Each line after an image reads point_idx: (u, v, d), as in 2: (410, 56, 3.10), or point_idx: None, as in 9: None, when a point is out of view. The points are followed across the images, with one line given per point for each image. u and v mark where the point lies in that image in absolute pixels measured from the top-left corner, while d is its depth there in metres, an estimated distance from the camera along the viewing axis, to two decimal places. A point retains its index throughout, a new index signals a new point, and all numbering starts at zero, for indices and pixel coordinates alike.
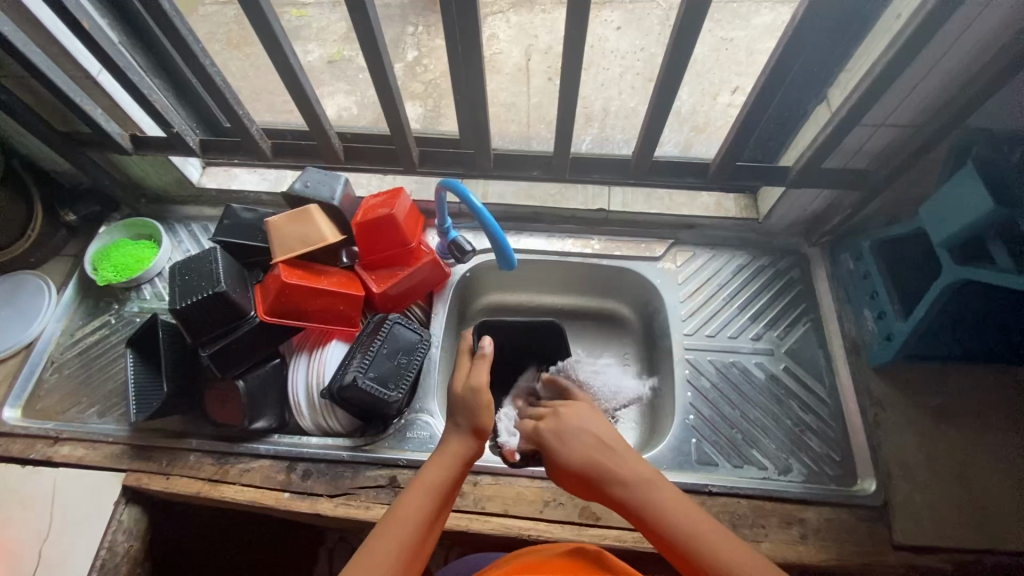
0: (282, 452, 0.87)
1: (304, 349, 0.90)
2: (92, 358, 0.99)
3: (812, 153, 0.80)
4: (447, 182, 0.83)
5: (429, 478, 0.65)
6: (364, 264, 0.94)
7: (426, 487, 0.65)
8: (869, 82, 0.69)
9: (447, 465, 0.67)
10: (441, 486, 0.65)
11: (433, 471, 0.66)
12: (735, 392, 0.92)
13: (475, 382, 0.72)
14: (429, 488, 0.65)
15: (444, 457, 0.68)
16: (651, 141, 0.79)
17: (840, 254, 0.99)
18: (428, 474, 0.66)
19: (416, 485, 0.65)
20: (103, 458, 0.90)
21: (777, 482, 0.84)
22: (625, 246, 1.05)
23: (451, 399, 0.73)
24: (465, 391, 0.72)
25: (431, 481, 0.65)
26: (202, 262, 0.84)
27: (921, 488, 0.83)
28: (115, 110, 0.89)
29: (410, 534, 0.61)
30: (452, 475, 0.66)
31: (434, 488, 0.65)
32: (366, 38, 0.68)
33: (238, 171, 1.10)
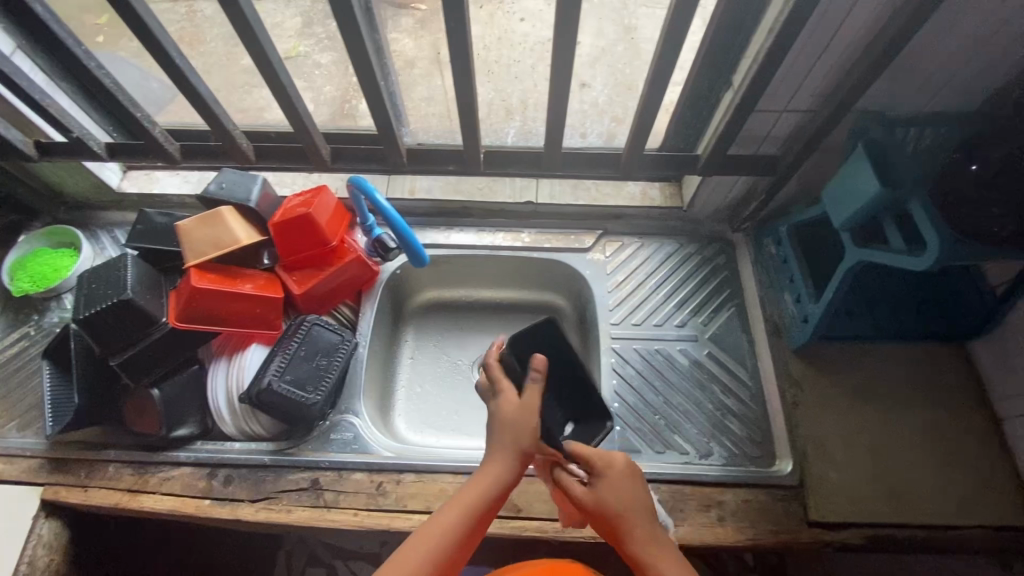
0: (203, 459, 0.86)
1: (224, 354, 0.89)
2: (11, 370, 0.97)
3: (716, 141, 0.81)
4: (355, 179, 0.83)
5: (471, 496, 0.63)
6: (283, 265, 0.92)
7: (466, 502, 0.63)
8: (758, 68, 0.70)
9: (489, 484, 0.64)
10: (481, 502, 0.63)
11: (475, 487, 0.64)
12: (659, 379, 0.93)
13: (524, 398, 0.67)
14: (468, 505, 0.63)
15: (490, 471, 0.64)
16: (556, 131, 0.79)
17: (763, 239, 1.01)
18: (470, 491, 0.63)
19: (454, 501, 0.63)
20: (20, 473, 0.87)
21: (698, 466, 0.86)
22: (555, 239, 1.05)
23: (501, 418, 0.66)
24: (516, 410, 0.66)
25: (469, 497, 0.63)
26: (111, 270, 0.83)
27: (835, 467, 0.85)
28: (15, 116, 0.87)
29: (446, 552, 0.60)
30: (490, 494, 0.63)
31: (473, 505, 0.63)
32: (248, 35, 0.67)
33: (159, 175, 1.08)
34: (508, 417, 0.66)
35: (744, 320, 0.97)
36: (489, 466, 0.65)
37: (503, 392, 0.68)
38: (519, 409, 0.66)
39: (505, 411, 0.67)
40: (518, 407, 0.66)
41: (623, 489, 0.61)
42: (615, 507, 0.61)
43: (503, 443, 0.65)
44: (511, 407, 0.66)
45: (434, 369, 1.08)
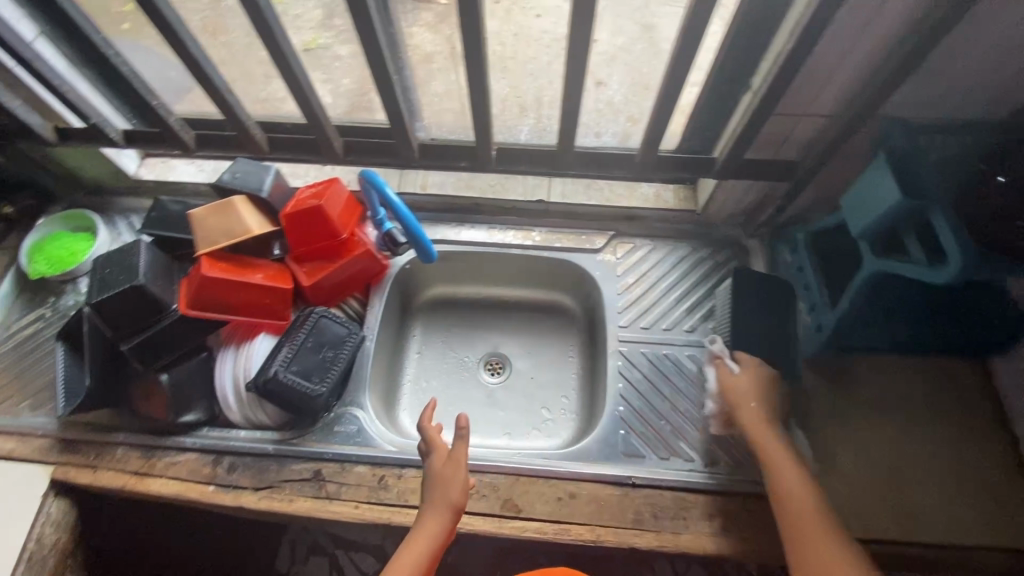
0: (209, 446, 0.87)
1: (232, 343, 0.89)
2: (27, 350, 0.99)
3: (733, 144, 0.79)
4: (366, 174, 0.83)
5: (413, 551, 0.69)
6: (294, 256, 0.93)
7: (411, 558, 0.69)
8: (778, 70, 0.68)
9: (423, 546, 0.70)
10: (424, 556, 0.69)
11: (415, 541, 0.70)
12: (666, 384, 0.92)
13: (450, 455, 0.74)
14: (411, 565, 0.68)
15: (427, 527, 0.71)
16: (570, 130, 0.78)
17: (778, 246, 0.99)
18: (411, 549, 0.69)
19: (396, 564, 0.69)
20: (31, 451, 0.89)
21: (702, 474, 0.84)
22: (566, 238, 1.05)
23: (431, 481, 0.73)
24: (443, 471, 0.73)
25: (411, 556, 0.69)
26: (124, 255, 0.84)
27: (845, 480, 0.83)
28: (36, 101, 0.89)
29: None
30: (425, 556, 0.69)
31: (418, 561, 0.69)
32: (262, 25, 0.68)
33: (175, 162, 1.09)
34: (438, 474, 0.73)
35: (789, 300, 0.90)
36: (428, 523, 0.71)
37: (433, 450, 0.75)
38: (446, 468, 0.73)
39: (436, 468, 0.73)
40: (445, 466, 0.73)
41: (748, 393, 0.83)
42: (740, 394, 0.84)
43: (435, 503, 0.72)
44: (442, 467, 0.73)
45: (440, 365, 1.08)
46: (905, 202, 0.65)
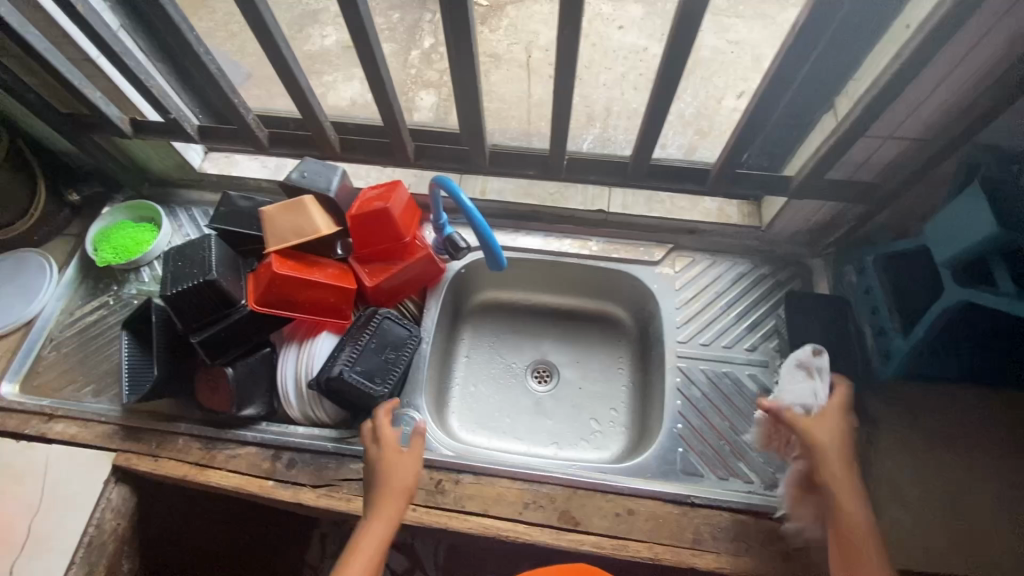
0: (269, 440, 0.88)
1: (295, 340, 0.91)
2: (90, 337, 1.01)
3: (815, 164, 0.78)
4: (439, 179, 0.83)
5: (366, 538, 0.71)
6: (357, 257, 0.94)
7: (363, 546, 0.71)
8: (875, 92, 0.66)
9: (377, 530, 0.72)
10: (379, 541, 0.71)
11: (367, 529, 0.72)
12: (726, 403, 0.91)
13: (396, 445, 0.79)
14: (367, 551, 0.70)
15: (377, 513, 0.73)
16: (648, 144, 0.78)
17: (843, 267, 0.97)
18: (369, 536, 0.71)
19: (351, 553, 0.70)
20: (94, 437, 0.90)
21: (762, 497, 0.83)
22: (624, 249, 1.04)
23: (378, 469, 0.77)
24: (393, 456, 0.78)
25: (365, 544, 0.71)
26: (195, 249, 0.85)
27: (910, 511, 0.81)
28: (115, 93, 0.90)
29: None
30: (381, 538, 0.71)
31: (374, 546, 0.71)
32: (357, 29, 0.68)
33: (238, 158, 1.10)
34: (384, 464, 0.77)
35: (846, 319, 0.92)
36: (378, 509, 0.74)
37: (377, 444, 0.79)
38: (391, 458, 0.78)
39: (383, 458, 0.77)
40: (394, 456, 0.78)
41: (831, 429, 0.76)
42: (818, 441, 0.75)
43: (384, 490, 0.75)
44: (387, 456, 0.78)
45: (488, 369, 1.08)
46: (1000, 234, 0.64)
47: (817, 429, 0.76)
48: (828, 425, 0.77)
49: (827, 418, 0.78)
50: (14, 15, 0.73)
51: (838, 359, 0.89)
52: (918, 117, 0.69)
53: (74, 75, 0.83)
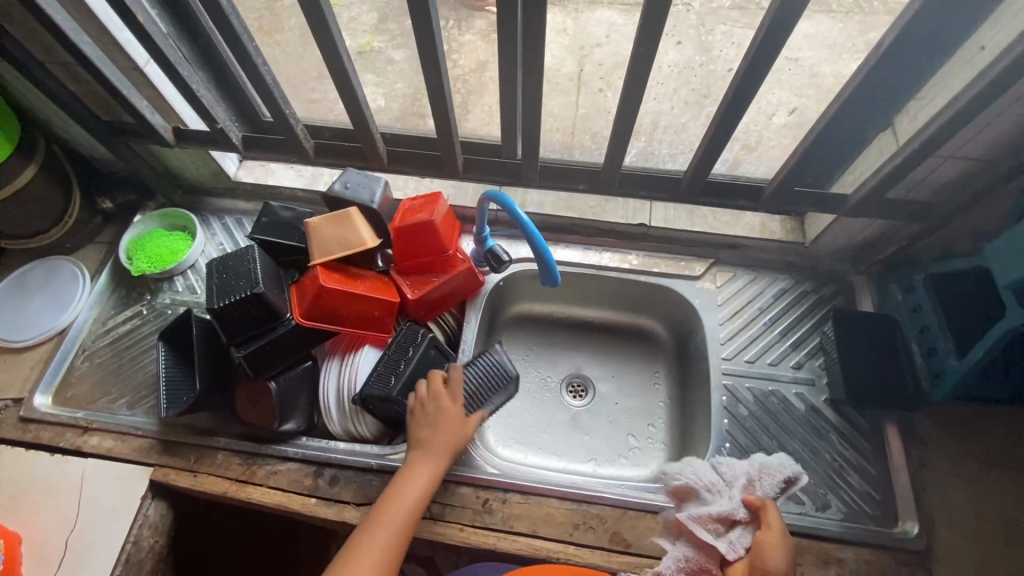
0: (311, 456, 0.86)
1: (337, 354, 0.91)
2: (123, 347, 0.99)
3: (873, 183, 0.77)
4: (490, 192, 0.83)
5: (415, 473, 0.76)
6: (399, 269, 0.93)
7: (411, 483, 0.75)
8: (945, 112, 0.65)
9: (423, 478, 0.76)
10: (420, 487, 0.75)
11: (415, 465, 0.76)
12: (774, 422, 0.90)
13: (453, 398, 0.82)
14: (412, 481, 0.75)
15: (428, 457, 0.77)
16: (707, 161, 0.77)
17: (888, 284, 0.96)
18: (416, 473, 0.76)
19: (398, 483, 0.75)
20: (130, 451, 0.88)
21: (815, 519, 0.82)
22: (665, 263, 1.02)
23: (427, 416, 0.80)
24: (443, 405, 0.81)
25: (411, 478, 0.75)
26: (239, 261, 0.83)
27: (965, 535, 0.80)
28: (160, 101, 0.89)
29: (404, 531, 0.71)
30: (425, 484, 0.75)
31: (415, 491, 0.74)
32: (424, 40, 0.68)
33: (274, 167, 1.09)
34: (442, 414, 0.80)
35: (895, 336, 0.90)
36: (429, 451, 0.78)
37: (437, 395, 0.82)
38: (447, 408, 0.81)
39: (433, 407, 0.80)
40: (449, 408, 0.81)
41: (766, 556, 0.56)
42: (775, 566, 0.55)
43: (435, 438, 0.78)
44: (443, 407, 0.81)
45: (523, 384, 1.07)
46: None
47: (773, 544, 0.56)
48: (780, 552, 0.56)
49: (773, 543, 0.56)
50: (69, 22, 0.72)
51: (887, 377, 0.88)
52: (985, 139, 0.68)
53: (122, 83, 0.82)
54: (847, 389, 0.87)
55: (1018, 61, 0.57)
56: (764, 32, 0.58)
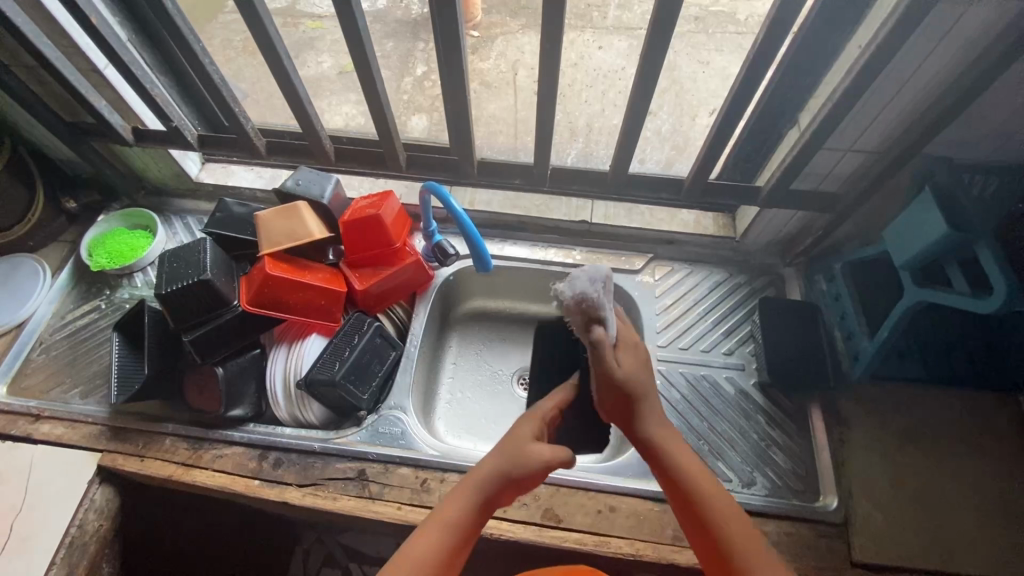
0: (256, 440, 0.89)
1: (285, 341, 0.94)
2: (80, 340, 1.02)
3: (781, 175, 0.83)
4: (429, 185, 0.88)
5: (456, 514, 0.60)
6: (348, 262, 0.97)
7: (453, 526, 0.59)
8: (830, 108, 0.72)
9: (475, 490, 0.61)
10: (475, 499, 0.61)
11: (462, 503, 0.60)
12: (704, 404, 0.94)
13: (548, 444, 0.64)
14: (456, 521, 0.60)
15: (481, 485, 0.61)
16: (626, 157, 0.83)
17: (814, 275, 1.02)
18: (473, 483, 0.61)
19: (442, 518, 0.60)
20: (80, 437, 0.91)
21: (740, 495, 0.85)
22: (606, 259, 1.08)
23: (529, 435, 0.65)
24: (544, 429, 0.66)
25: (455, 520, 0.60)
26: (190, 251, 0.87)
27: (883, 509, 0.83)
28: (119, 103, 0.94)
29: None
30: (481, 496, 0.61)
31: (471, 505, 0.60)
32: (355, 43, 0.74)
33: (236, 169, 1.14)
34: (528, 457, 0.62)
35: (817, 322, 0.95)
36: (481, 491, 0.61)
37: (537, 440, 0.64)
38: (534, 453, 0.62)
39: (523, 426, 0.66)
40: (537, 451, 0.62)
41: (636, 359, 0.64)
42: (639, 380, 0.62)
43: (502, 472, 0.61)
44: (529, 446, 0.63)
45: (475, 377, 1.08)
46: (950, 236, 0.68)
47: (625, 359, 0.63)
48: (636, 363, 0.63)
49: (626, 362, 0.63)
50: (30, 25, 0.78)
51: (809, 361, 0.92)
52: (872, 132, 0.75)
53: (82, 84, 0.87)
54: (771, 372, 0.92)
55: (880, 55, 0.64)
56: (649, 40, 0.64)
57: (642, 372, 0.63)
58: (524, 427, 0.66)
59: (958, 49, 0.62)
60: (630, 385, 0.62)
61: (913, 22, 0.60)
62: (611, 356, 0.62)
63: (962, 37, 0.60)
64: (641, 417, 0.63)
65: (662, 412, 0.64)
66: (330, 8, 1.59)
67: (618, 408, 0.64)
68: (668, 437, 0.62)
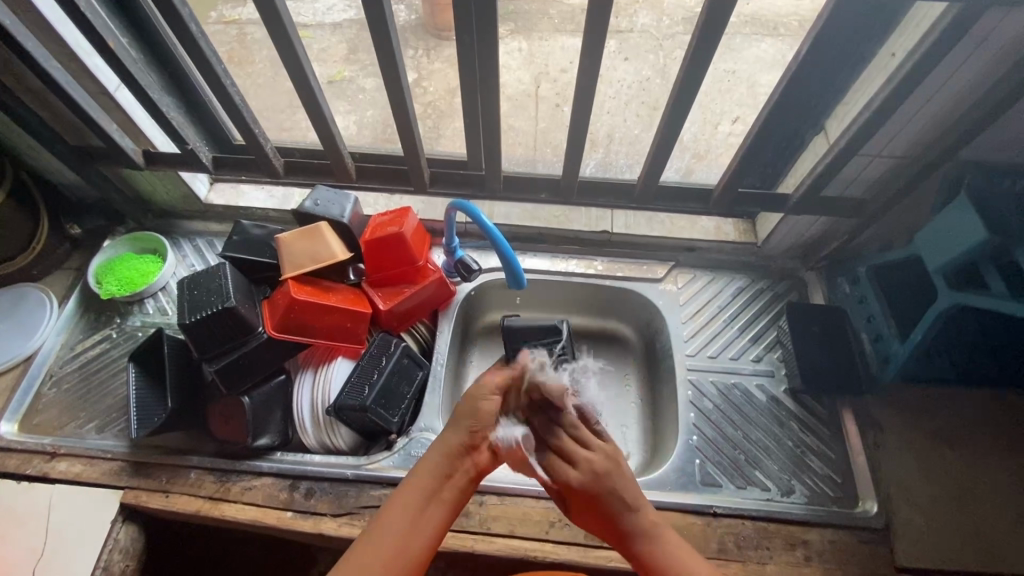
0: (285, 470, 0.86)
1: (310, 366, 0.92)
2: (92, 372, 0.98)
3: (812, 182, 0.83)
4: (457, 202, 0.86)
5: (427, 473, 0.62)
6: (370, 282, 0.95)
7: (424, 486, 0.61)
8: (866, 116, 0.72)
9: (445, 457, 0.63)
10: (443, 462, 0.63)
11: (434, 463, 0.62)
12: (737, 412, 0.94)
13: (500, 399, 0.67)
14: (425, 474, 0.62)
15: (450, 449, 0.63)
16: (656, 169, 0.83)
17: (837, 278, 1.02)
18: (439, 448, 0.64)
19: (418, 480, 0.61)
20: (100, 475, 0.87)
21: (781, 504, 0.85)
22: (627, 268, 1.06)
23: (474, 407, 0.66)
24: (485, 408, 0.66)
25: (426, 469, 0.62)
26: (212, 277, 0.85)
27: (922, 511, 0.83)
28: (129, 126, 0.91)
29: (411, 543, 0.57)
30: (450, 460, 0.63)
31: (439, 467, 0.62)
32: (387, 61, 0.72)
33: (245, 188, 1.11)
34: (478, 415, 0.65)
35: (845, 326, 0.95)
36: (449, 454, 0.63)
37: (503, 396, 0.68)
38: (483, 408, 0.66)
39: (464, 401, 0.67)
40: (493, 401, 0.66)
41: (608, 474, 0.64)
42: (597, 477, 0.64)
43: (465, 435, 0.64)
44: (481, 407, 0.66)
45: None
46: (989, 241, 0.69)
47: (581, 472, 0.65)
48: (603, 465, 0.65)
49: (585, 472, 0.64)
50: (41, 50, 0.74)
51: (840, 366, 0.92)
52: (902, 139, 0.76)
53: (92, 108, 0.83)
54: (802, 379, 0.92)
55: (920, 64, 0.64)
56: (690, 59, 0.63)
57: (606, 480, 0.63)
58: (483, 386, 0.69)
59: (996, 56, 0.62)
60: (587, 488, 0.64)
61: (956, 33, 0.60)
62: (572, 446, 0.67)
63: (1001, 43, 0.61)
64: (619, 522, 0.62)
65: (649, 523, 0.62)
66: (319, 17, 1.56)
67: (586, 504, 0.65)
68: (644, 535, 0.61)
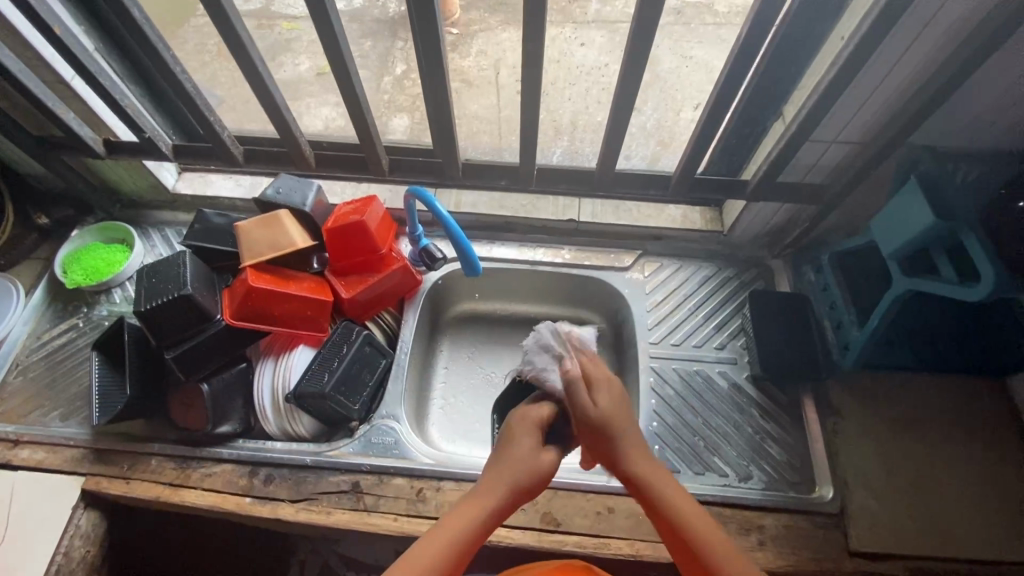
0: (245, 456, 0.87)
1: (271, 354, 0.92)
2: (57, 361, 0.98)
3: (768, 167, 0.83)
4: (415, 191, 0.87)
5: (457, 531, 0.57)
6: (333, 270, 0.94)
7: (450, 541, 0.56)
8: (815, 100, 0.72)
9: (477, 514, 0.58)
10: (473, 514, 0.58)
11: (462, 519, 0.58)
12: (698, 400, 0.94)
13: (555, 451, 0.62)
14: (442, 555, 0.56)
15: (483, 506, 0.58)
16: (613, 156, 0.83)
17: (802, 266, 1.02)
18: (471, 501, 0.59)
19: (438, 533, 0.57)
20: (63, 461, 0.88)
21: (737, 489, 0.85)
22: (595, 257, 1.06)
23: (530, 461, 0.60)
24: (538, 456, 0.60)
25: (445, 545, 0.56)
26: (170, 266, 0.85)
27: (878, 497, 0.84)
28: (88, 114, 0.91)
29: None
30: (481, 518, 0.58)
31: (466, 521, 0.57)
32: (333, 48, 0.72)
33: (213, 178, 1.11)
34: (517, 459, 0.59)
35: (808, 314, 0.95)
36: (481, 512, 0.58)
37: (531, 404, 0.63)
38: (536, 458, 0.60)
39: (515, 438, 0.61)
40: (531, 451, 0.60)
41: (620, 412, 0.60)
42: (619, 422, 0.60)
43: (506, 489, 0.58)
44: (521, 448, 0.60)
45: (468, 380, 1.06)
46: (936, 225, 0.68)
47: (603, 401, 0.60)
48: (614, 403, 0.61)
49: (606, 405, 0.60)
50: None
51: (801, 353, 0.92)
52: (858, 122, 0.75)
53: (47, 97, 0.83)
54: (762, 366, 0.92)
55: (862, 48, 0.64)
56: (631, 44, 0.63)
57: (619, 415, 0.60)
58: (525, 431, 0.61)
59: (940, 39, 0.61)
60: (608, 420, 0.60)
61: (896, 14, 0.59)
62: (585, 391, 0.61)
63: (943, 25, 0.60)
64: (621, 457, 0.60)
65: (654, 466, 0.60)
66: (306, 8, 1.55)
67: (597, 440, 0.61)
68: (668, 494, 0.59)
